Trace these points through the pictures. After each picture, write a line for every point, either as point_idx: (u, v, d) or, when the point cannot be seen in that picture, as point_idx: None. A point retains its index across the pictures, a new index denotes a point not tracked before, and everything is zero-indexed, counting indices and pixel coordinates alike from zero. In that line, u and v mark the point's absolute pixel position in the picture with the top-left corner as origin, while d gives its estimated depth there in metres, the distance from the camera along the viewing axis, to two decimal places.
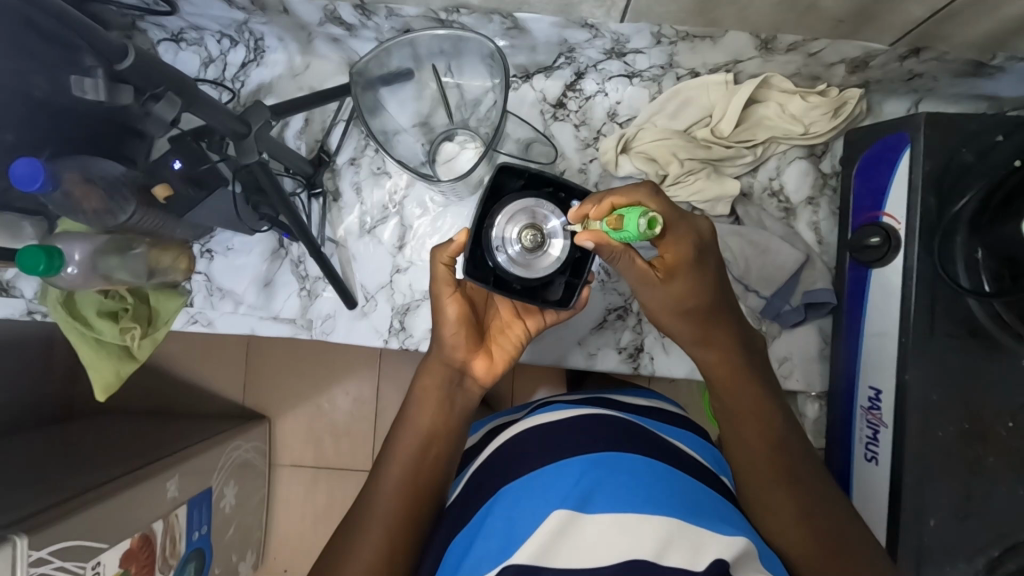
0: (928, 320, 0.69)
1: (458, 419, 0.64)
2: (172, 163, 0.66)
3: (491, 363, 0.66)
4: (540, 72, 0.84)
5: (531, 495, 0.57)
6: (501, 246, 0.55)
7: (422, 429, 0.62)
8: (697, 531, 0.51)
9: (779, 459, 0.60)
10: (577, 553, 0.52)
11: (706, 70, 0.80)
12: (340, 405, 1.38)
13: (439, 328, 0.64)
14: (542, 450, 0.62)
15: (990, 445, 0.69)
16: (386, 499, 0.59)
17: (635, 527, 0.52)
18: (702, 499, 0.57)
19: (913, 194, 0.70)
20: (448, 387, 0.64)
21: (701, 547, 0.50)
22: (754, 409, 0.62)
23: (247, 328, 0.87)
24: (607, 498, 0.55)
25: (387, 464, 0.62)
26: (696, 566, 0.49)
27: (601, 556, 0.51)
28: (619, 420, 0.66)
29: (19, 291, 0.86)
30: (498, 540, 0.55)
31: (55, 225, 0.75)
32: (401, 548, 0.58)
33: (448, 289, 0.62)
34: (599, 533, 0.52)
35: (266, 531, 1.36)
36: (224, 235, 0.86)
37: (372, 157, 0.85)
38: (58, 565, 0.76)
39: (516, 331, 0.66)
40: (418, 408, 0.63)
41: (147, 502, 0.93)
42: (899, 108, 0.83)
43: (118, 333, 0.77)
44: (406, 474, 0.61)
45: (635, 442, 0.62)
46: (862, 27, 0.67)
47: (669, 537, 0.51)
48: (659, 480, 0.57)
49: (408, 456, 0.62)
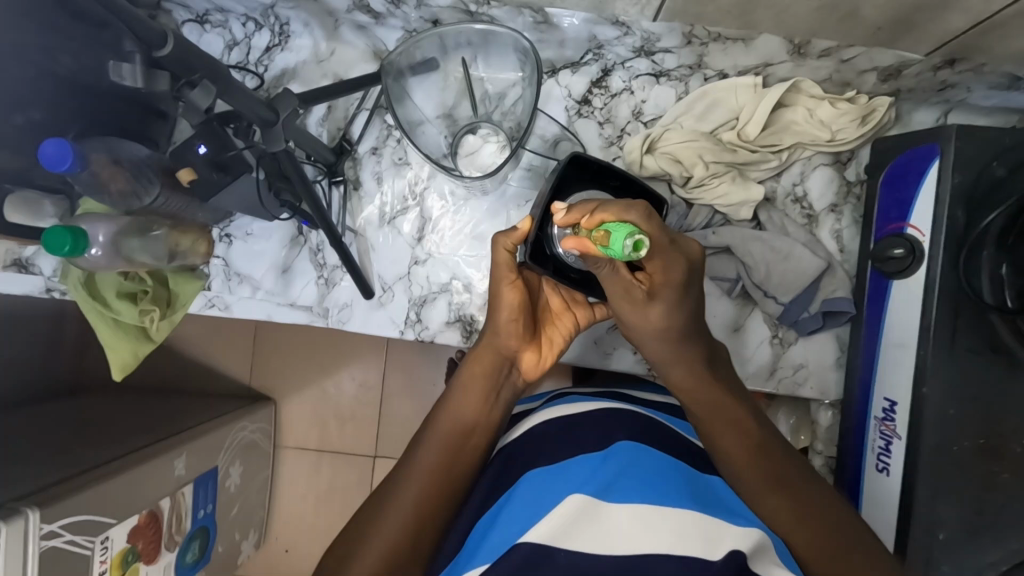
0: (949, 334, 0.69)
1: (500, 407, 0.65)
2: (196, 148, 0.64)
3: (539, 356, 0.67)
4: (567, 67, 0.83)
5: (545, 482, 0.57)
6: (564, 237, 0.61)
7: (466, 411, 0.62)
8: (712, 526, 0.51)
9: (773, 465, 0.58)
10: (591, 540, 0.51)
11: (735, 72, 0.79)
12: (346, 390, 1.38)
13: (493, 313, 0.65)
14: (558, 439, 0.62)
15: (1005, 461, 0.69)
16: (424, 480, 0.58)
17: (651, 519, 0.51)
18: (717, 496, 0.57)
19: (941, 207, 0.69)
20: (496, 372, 0.65)
21: (718, 539, 0.50)
22: (735, 419, 0.61)
23: (263, 314, 0.87)
24: (624, 488, 0.54)
25: (425, 445, 0.61)
26: (713, 557, 0.49)
27: (618, 545, 0.51)
28: (637, 415, 0.66)
29: (38, 269, 0.85)
30: (512, 525, 0.55)
31: (76, 205, 0.75)
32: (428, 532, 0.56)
33: (511, 276, 0.63)
34: (615, 523, 0.52)
35: (269, 511, 1.37)
36: (244, 220, 0.86)
37: (395, 147, 0.85)
38: (68, 539, 0.77)
39: (563, 325, 0.69)
40: (463, 393, 0.63)
41: (156, 480, 0.94)
42: (929, 118, 0.82)
43: (136, 315, 0.78)
44: (448, 456, 0.60)
45: (654, 437, 0.63)
46: (900, 36, 0.67)
47: (684, 529, 0.51)
48: (677, 474, 0.57)
49: (448, 439, 0.61)
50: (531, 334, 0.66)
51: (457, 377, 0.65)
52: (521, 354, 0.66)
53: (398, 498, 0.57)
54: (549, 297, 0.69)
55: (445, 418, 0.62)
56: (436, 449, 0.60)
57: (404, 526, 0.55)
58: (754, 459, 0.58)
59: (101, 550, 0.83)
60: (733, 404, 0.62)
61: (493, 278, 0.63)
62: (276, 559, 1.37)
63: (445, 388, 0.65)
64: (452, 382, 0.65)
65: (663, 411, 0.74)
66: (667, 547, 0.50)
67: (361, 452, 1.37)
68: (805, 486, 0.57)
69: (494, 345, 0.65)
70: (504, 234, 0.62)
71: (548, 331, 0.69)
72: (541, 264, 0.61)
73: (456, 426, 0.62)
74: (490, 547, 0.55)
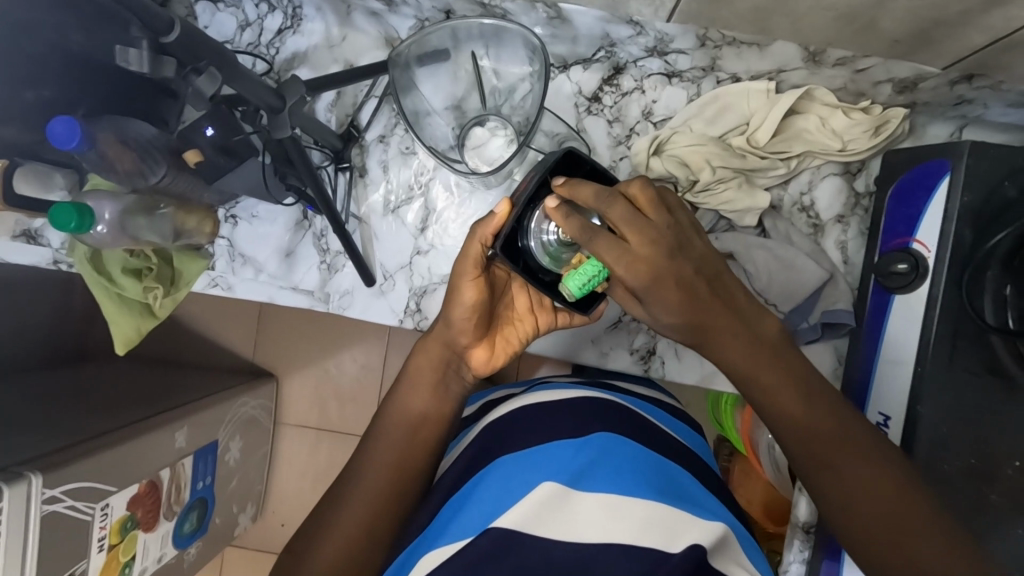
0: (947, 352, 0.69)
1: (448, 401, 0.68)
2: (203, 129, 0.64)
3: (491, 355, 0.69)
4: (578, 63, 0.82)
5: (524, 466, 0.61)
6: (538, 233, 0.59)
7: (410, 411, 0.67)
8: (675, 518, 0.56)
9: (839, 439, 0.56)
10: (561, 526, 0.56)
11: (748, 77, 0.79)
12: (346, 370, 1.40)
13: (450, 307, 0.67)
14: (538, 422, 0.66)
15: (996, 483, 0.69)
16: (376, 474, 0.64)
17: (620, 510, 0.57)
18: (684, 487, 0.62)
19: (948, 224, 0.68)
20: (444, 369, 0.68)
21: (680, 532, 0.55)
22: (805, 388, 0.57)
23: (266, 296, 0.88)
24: (597, 479, 0.59)
25: (378, 435, 0.66)
26: (673, 548, 0.54)
27: (586, 533, 0.56)
28: (617, 404, 0.69)
29: (46, 241, 0.87)
30: (486, 504, 0.59)
31: (85, 179, 0.77)
32: (382, 516, 0.63)
33: (473, 273, 0.63)
34: (586, 510, 0.57)
35: (267, 485, 1.40)
36: (249, 202, 0.86)
37: (402, 136, 0.85)
38: (68, 505, 0.79)
39: (525, 326, 0.70)
40: (411, 389, 0.68)
41: (156, 451, 0.96)
42: (944, 131, 0.80)
43: (140, 291, 0.80)
44: (396, 455, 0.65)
45: (630, 428, 0.66)
46: (918, 50, 0.66)
47: (648, 521, 0.56)
48: (647, 466, 0.61)
49: (399, 434, 0.66)
50: (485, 332, 0.68)
51: (409, 371, 0.69)
52: (470, 350, 0.68)
53: (354, 491, 0.63)
54: (515, 295, 0.69)
55: (394, 416, 0.67)
56: (384, 446, 0.65)
57: (358, 514, 0.62)
58: (806, 441, 0.57)
59: (100, 516, 0.85)
60: (793, 382, 0.57)
61: (457, 270, 0.64)
62: (273, 533, 1.40)
63: (397, 378, 0.69)
64: (402, 376, 0.69)
65: (641, 398, 0.77)
66: (629, 538, 0.55)
67: (358, 433, 1.39)
68: (861, 464, 0.56)
69: (446, 339, 0.68)
70: (480, 225, 0.62)
71: (509, 331, 0.70)
72: (512, 258, 0.60)
73: (403, 424, 0.67)
74: (464, 521, 0.59)
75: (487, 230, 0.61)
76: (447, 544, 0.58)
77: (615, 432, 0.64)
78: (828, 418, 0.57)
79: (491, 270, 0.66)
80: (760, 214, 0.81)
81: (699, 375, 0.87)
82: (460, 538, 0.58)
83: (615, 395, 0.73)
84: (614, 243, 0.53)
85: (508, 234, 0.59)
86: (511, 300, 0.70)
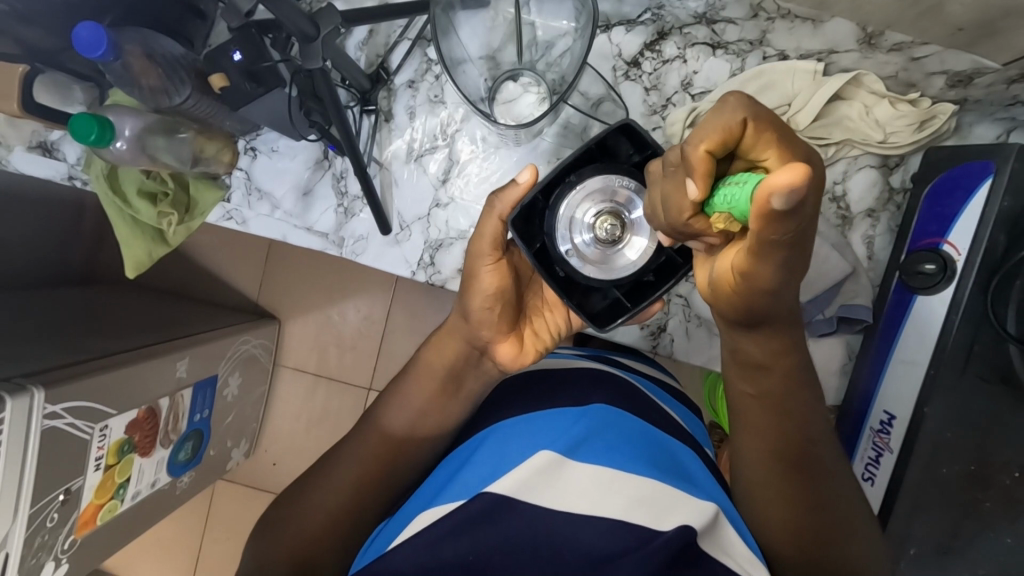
0: (963, 357, 0.68)
1: (457, 388, 0.73)
2: (230, 54, 0.63)
3: (518, 350, 0.69)
4: (622, 24, 0.78)
5: (521, 432, 0.62)
6: (571, 215, 0.58)
7: (416, 404, 0.72)
8: (667, 497, 0.55)
9: (778, 410, 0.62)
10: (554, 493, 0.56)
11: (796, 56, 0.76)
12: (349, 319, 1.40)
13: (470, 294, 0.67)
14: (535, 399, 0.68)
15: (991, 491, 0.69)
16: (375, 443, 0.71)
17: (614, 485, 0.56)
18: (679, 462, 0.62)
19: (983, 227, 0.67)
20: (463, 358, 0.71)
21: (670, 511, 0.54)
22: (790, 388, 0.61)
23: (279, 233, 0.86)
24: (593, 449, 0.59)
25: (379, 414, 0.73)
26: (661, 527, 0.53)
27: (577, 502, 0.55)
28: (615, 377, 0.72)
29: (61, 155, 0.85)
30: (484, 471, 0.60)
31: (105, 94, 0.76)
32: (372, 488, 0.70)
33: (491, 253, 0.65)
34: (581, 480, 0.57)
35: (262, 424, 1.41)
36: (271, 135, 0.84)
37: (432, 83, 0.82)
38: (68, 422, 0.80)
39: (556, 319, 0.70)
40: (417, 380, 0.73)
41: (157, 378, 0.97)
42: (989, 134, 0.76)
43: (154, 215, 0.79)
44: (393, 437, 0.72)
45: (627, 401, 0.68)
46: (980, 41, 0.65)
47: (637, 497, 0.55)
48: (644, 440, 0.61)
49: (400, 416, 0.72)
50: (512, 322, 0.69)
51: (416, 363, 0.74)
52: (494, 341, 0.69)
53: (353, 458, 0.71)
54: (543, 286, 0.71)
55: (400, 404, 0.72)
56: (383, 431, 0.72)
57: (354, 485, 0.69)
58: (758, 411, 0.63)
59: (99, 437, 0.85)
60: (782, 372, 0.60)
61: (475, 250, 0.65)
62: (264, 471, 1.42)
63: (408, 373, 0.74)
64: (416, 367, 0.74)
65: (636, 372, 0.80)
66: (616, 511, 0.54)
67: (355, 382, 1.40)
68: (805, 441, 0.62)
69: (465, 330, 0.70)
70: (498, 198, 0.62)
71: (537, 322, 0.70)
72: (528, 242, 0.60)
73: (408, 409, 0.72)
74: (459, 486, 0.60)
75: (506, 203, 0.61)
76: (442, 504, 0.59)
77: (614, 405, 0.65)
78: (789, 374, 0.60)
79: (510, 253, 0.67)
80: None
81: (708, 356, 0.85)
82: (453, 500, 0.58)
83: (621, 372, 0.76)
84: (787, 263, 0.43)
85: (531, 203, 0.60)
86: (538, 290, 0.71)
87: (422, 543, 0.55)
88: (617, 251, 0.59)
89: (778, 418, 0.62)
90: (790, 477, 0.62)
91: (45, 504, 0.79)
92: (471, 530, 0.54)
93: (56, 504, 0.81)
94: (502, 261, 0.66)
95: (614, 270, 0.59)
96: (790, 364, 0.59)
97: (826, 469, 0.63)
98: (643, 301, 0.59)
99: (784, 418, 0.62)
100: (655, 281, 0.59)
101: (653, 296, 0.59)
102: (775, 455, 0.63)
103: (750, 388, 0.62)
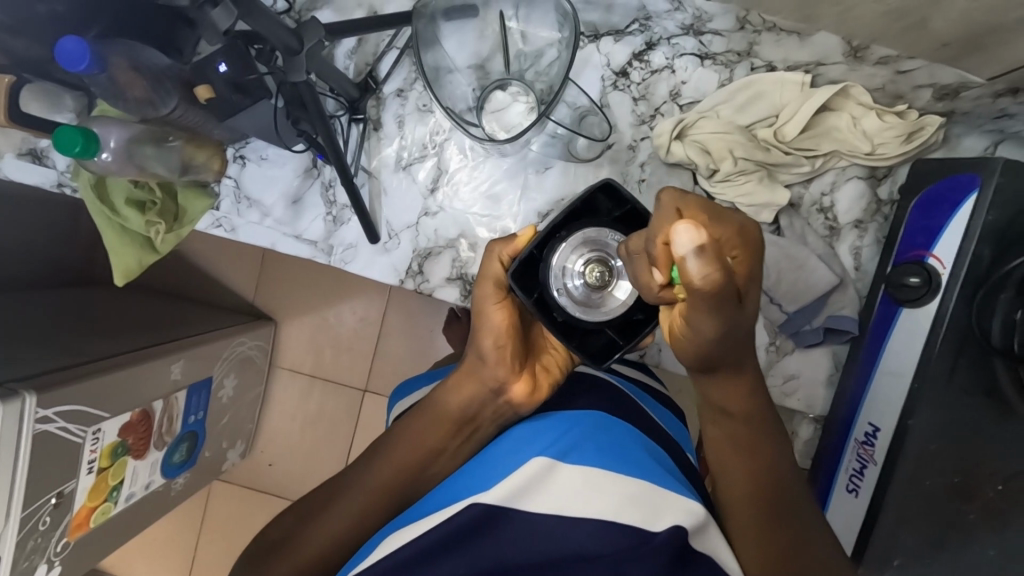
0: (948, 369, 0.68)
1: (472, 427, 0.69)
2: (218, 65, 0.63)
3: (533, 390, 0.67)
4: (610, 34, 0.79)
5: (511, 441, 0.62)
6: (564, 266, 0.60)
7: (427, 444, 0.68)
8: (656, 498, 0.55)
9: (746, 453, 0.61)
10: (545, 496, 0.55)
11: (784, 67, 0.76)
12: (345, 321, 1.40)
13: (481, 337, 0.65)
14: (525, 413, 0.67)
15: (974, 502, 0.69)
16: (377, 478, 0.67)
17: (605, 485, 0.55)
18: (667, 465, 0.62)
19: (969, 242, 0.67)
20: (481, 403, 0.67)
21: (661, 512, 0.54)
22: (752, 428, 0.60)
23: (268, 241, 0.87)
24: (583, 451, 0.58)
25: (387, 449, 0.68)
26: (655, 526, 0.53)
27: (569, 504, 0.54)
28: (604, 385, 0.72)
29: (51, 162, 0.85)
30: (474, 477, 0.59)
31: (94, 103, 0.75)
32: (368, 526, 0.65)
33: (499, 295, 0.64)
34: (572, 482, 0.56)
35: (257, 426, 1.42)
36: (259, 143, 0.84)
37: (420, 93, 0.82)
38: (60, 426, 0.80)
39: (558, 359, 0.71)
40: (433, 419, 0.68)
41: (150, 381, 0.97)
42: (977, 146, 0.76)
43: (143, 225, 0.79)
44: (400, 473, 0.67)
45: (616, 410, 0.67)
46: (967, 55, 0.65)
47: (628, 497, 0.55)
48: (634, 443, 0.61)
49: (407, 450, 0.68)
50: (523, 363, 0.67)
51: (432, 404, 0.69)
52: (509, 382, 0.66)
53: (352, 490, 0.66)
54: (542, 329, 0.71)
55: (411, 441, 0.68)
56: (385, 466, 0.67)
57: (350, 523, 0.65)
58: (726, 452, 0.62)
59: (92, 440, 0.86)
60: (748, 415, 0.59)
61: (483, 294, 0.65)
62: (259, 472, 1.42)
63: (416, 415, 0.69)
64: (427, 405, 0.69)
65: (626, 379, 0.80)
66: (607, 512, 0.54)
67: (350, 383, 1.41)
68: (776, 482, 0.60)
69: (479, 376, 0.67)
70: (500, 244, 0.63)
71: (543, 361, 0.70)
72: (528, 293, 0.62)
73: (419, 447, 0.68)
74: (449, 491, 0.59)
75: (507, 250, 0.63)
76: (433, 511, 0.58)
77: (602, 411, 0.65)
78: (750, 416, 0.59)
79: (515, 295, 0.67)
80: (777, 210, 0.79)
81: None
82: (444, 505, 0.57)
83: (610, 380, 0.75)
84: (713, 326, 0.46)
85: (528, 256, 0.62)
86: (539, 332, 0.72)
87: (405, 553, 0.54)
88: (609, 295, 0.61)
89: (749, 459, 0.61)
90: (763, 517, 0.59)
91: (38, 507, 0.79)
92: (450, 541, 0.54)
93: (48, 507, 0.81)
94: (509, 302, 0.65)
95: (610, 311, 0.60)
96: (752, 408, 0.59)
97: (800, 513, 0.60)
98: (636, 337, 0.62)
99: (756, 458, 0.60)
100: (644, 319, 0.61)
101: (644, 332, 0.61)
102: (750, 498, 0.60)
103: (716, 429, 0.62)
